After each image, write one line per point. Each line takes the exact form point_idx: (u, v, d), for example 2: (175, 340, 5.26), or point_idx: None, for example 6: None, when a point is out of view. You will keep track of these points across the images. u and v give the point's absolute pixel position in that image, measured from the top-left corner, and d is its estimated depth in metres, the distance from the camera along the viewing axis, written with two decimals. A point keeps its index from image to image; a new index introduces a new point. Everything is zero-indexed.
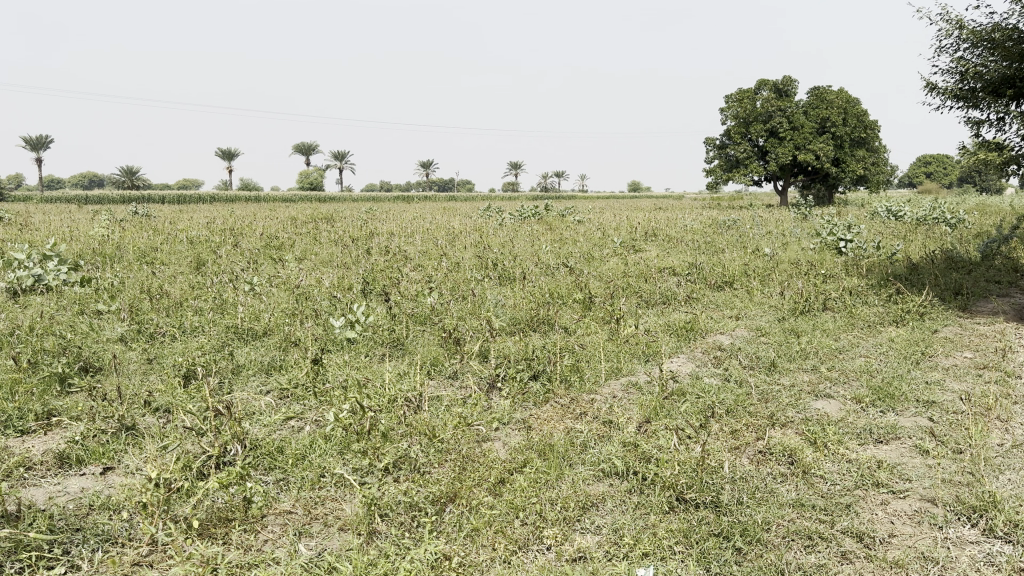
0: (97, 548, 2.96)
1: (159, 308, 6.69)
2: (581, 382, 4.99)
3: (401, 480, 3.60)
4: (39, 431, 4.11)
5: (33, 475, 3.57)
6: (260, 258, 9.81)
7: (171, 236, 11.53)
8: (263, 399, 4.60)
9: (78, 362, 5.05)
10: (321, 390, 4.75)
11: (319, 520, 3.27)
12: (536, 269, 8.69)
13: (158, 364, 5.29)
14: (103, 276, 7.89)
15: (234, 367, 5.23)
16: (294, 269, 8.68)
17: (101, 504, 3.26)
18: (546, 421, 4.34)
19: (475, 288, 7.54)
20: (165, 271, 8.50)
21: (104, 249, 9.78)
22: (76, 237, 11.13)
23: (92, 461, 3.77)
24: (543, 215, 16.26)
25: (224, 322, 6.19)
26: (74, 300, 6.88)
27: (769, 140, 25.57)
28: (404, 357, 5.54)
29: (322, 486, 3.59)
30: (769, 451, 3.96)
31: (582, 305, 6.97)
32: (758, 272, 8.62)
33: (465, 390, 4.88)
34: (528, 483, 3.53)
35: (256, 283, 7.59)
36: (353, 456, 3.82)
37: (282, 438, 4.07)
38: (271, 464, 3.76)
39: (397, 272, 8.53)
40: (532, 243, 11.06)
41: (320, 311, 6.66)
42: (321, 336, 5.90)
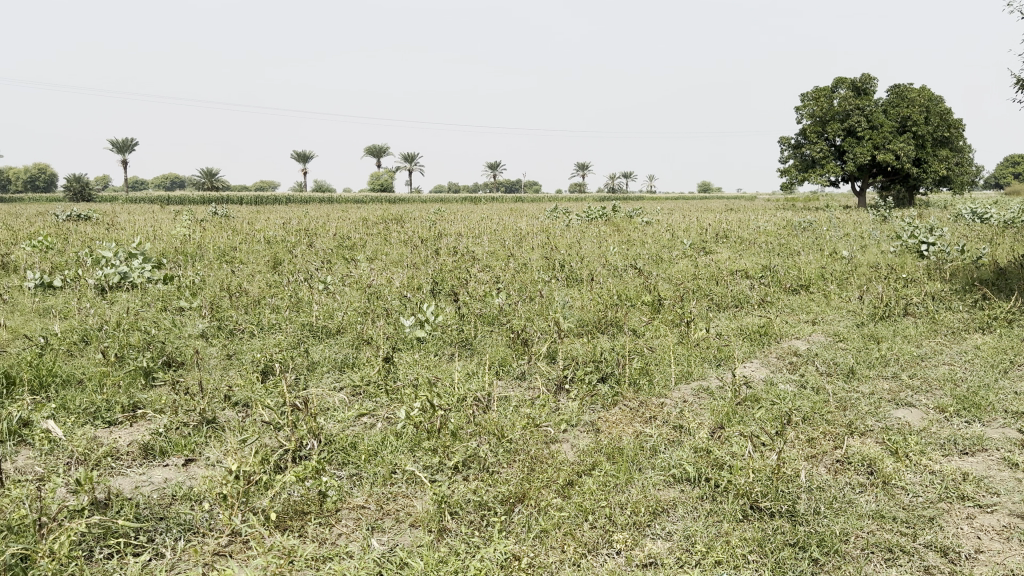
0: (179, 536, 3.06)
1: (237, 305, 6.89)
2: (650, 386, 4.93)
3: (470, 479, 3.61)
4: (126, 422, 4.28)
5: (120, 465, 3.71)
6: (333, 258, 10.01)
7: (248, 236, 11.88)
8: (336, 396, 4.69)
9: (162, 357, 5.24)
10: (392, 388, 4.81)
11: (390, 516, 3.31)
12: (604, 271, 8.63)
13: (237, 359, 5.45)
14: (185, 274, 8.19)
15: (309, 363, 5.35)
16: (365, 269, 8.84)
17: (182, 495, 3.38)
18: (615, 424, 4.30)
19: (542, 289, 7.53)
20: (243, 270, 8.76)
21: (186, 248, 10.12)
22: (159, 237, 11.55)
23: (175, 453, 3.91)
24: (610, 216, 16.16)
25: (299, 321, 6.34)
26: (158, 297, 7.14)
27: (846, 139, 24.86)
28: (473, 357, 5.57)
29: (393, 482, 3.63)
30: (847, 461, 3.83)
31: (651, 307, 6.88)
32: (835, 275, 8.37)
33: (534, 392, 4.88)
34: (597, 487, 3.49)
35: (329, 282, 7.76)
36: (423, 454, 3.86)
37: (356, 434, 4.15)
38: (344, 460, 3.84)
39: (466, 272, 8.59)
40: (600, 244, 11.00)
41: (391, 310, 6.76)
42: (392, 335, 5.99)
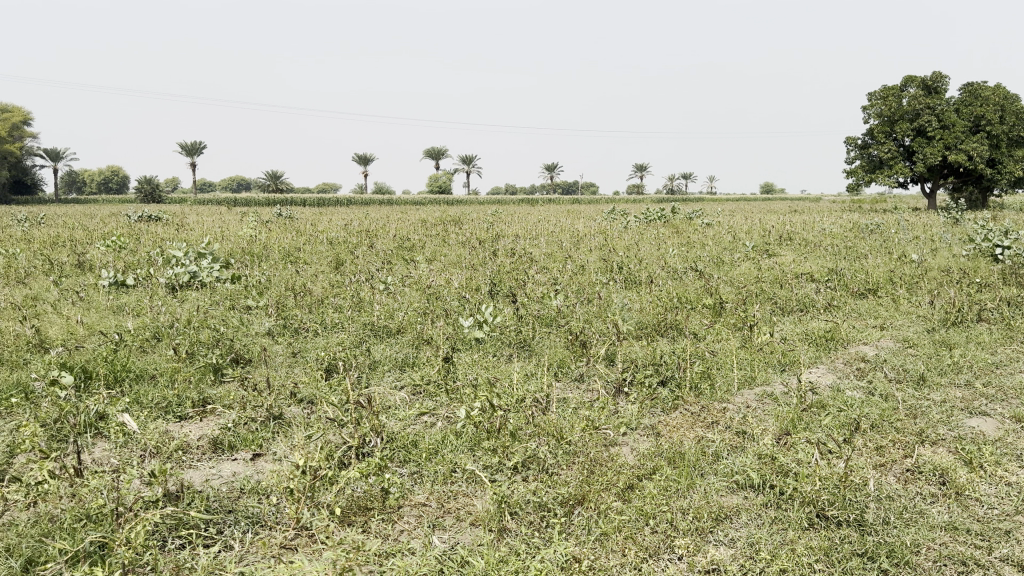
0: (247, 529, 3.14)
1: (301, 304, 7.04)
2: (712, 390, 4.86)
3: (530, 480, 3.61)
4: (196, 417, 4.41)
5: (192, 458, 3.83)
6: (393, 258, 10.14)
7: (312, 237, 12.13)
8: (397, 394, 4.75)
9: (230, 353, 5.38)
10: (452, 388, 4.85)
11: (451, 515, 3.33)
12: (663, 273, 8.55)
13: (302, 356, 5.57)
14: (252, 274, 8.40)
15: (370, 362, 5.43)
16: (425, 270, 8.93)
17: (250, 489, 3.46)
18: (676, 428, 4.25)
19: (601, 291, 7.49)
20: (307, 270, 8.95)
21: (252, 249, 10.38)
22: (226, 237, 11.88)
23: (243, 447, 4.01)
24: (669, 218, 15.99)
25: (361, 320, 6.44)
26: (226, 296, 7.34)
27: (916, 139, 24.13)
28: (532, 358, 5.58)
29: (453, 481, 3.66)
30: (918, 470, 3.72)
31: (713, 311, 6.79)
32: (905, 279, 8.12)
33: (592, 394, 4.86)
34: (657, 491, 3.45)
35: (389, 282, 7.86)
36: (483, 454, 3.88)
37: (416, 433, 4.20)
38: (406, 457, 3.89)
39: (524, 273, 8.61)
40: (659, 246, 10.90)
41: (450, 311, 6.82)
42: (451, 335, 6.04)
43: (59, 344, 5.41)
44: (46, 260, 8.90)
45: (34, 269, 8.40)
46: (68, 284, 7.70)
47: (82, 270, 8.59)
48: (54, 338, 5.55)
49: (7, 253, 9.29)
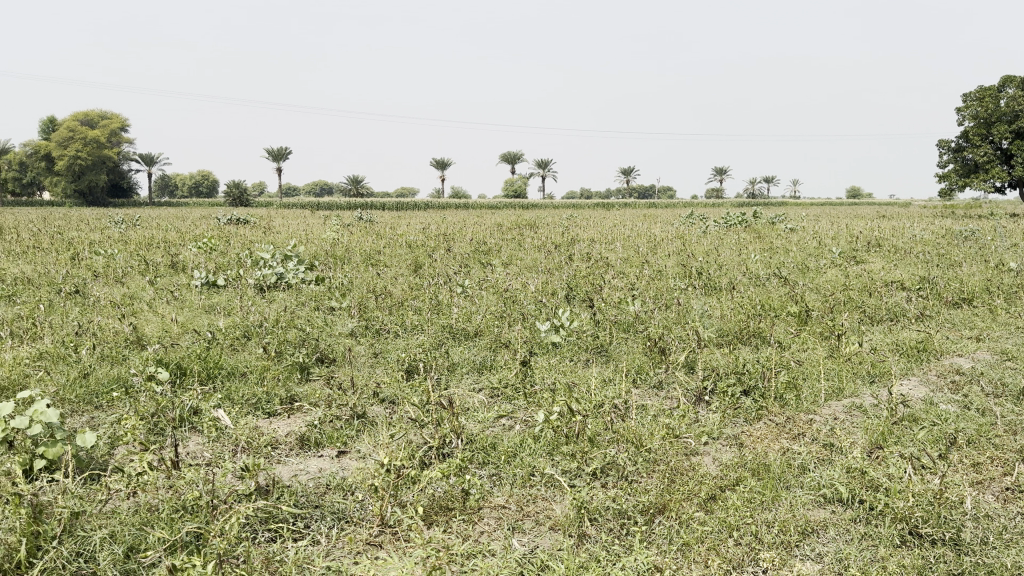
0: (333, 525, 3.22)
1: (382, 306, 7.19)
2: (797, 401, 4.73)
3: (609, 486, 3.59)
4: (284, 414, 4.56)
5: (280, 453, 3.95)
6: (470, 262, 10.25)
7: (392, 240, 12.35)
8: (476, 396, 4.80)
9: (315, 353, 5.55)
10: (530, 392, 4.87)
11: (531, 518, 3.34)
12: (744, 279, 8.37)
13: (383, 357, 5.68)
14: (335, 276, 8.62)
15: (449, 364, 5.50)
16: (502, 274, 8.99)
17: (336, 486, 3.56)
18: (760, 439, 4.15)
19: (680, 297, 7.41)
20: (388, 273, 9.13)
21: (335, 251, 10.67)
22: (310, 240, 12.22)
23: (329, 444, 4.12)
24: (750, 223, 15.65)
25: (440, 322, 6.53)
26: (311, 297, 7.56)
27: (1015, 142, 23.01)
28: (610, 364, 5.55)
29: (532, 484, 3.66)
30: (1019, 490, 3.54)
31: (797, 318, 6.62)
32: (1004, 289, 7.74)
33: (672, 402, 4.80)
34: (741, 502, 3.37)
35: (467, 286, 7.94)
36: (562, 458, 3.88)
37: (495, 435, 4.23)
38: (485, 459, 3.92)
39: (601, 278, 8.57)
40: (739, 252, 10.69)
41: (527, 315, 6.84)
42: (529, 339, 6.07)
43: (156, 341, 5.66)
44: (142, 261, 9.33)
45: (132, 269, 8.81)
46: (164, 284, 8.05)
47: (175, 271, 8.96)
48: (150, 335, 5.81)
49: (108, 253, 9.77)
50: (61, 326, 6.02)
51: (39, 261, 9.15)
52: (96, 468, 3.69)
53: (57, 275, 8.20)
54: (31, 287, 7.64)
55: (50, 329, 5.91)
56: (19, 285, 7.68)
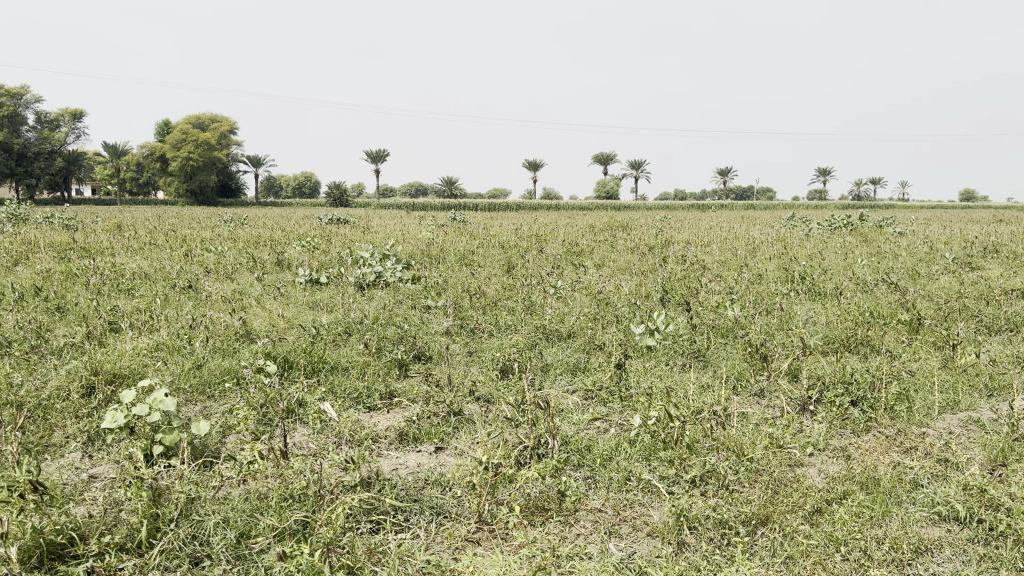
0: (432, 520, 3.28)
1: (475, 306, 7.26)
2: (909, 414, 4.51)
3: (709, 495, 3.51)
4: (383, 409, 4.67)
5: (381, 447, 4.05)
6: (563, 263, 10.24)
7: (485, 241, 12.46)
8: (571, 398, 4.78)
9: (413, 350, 5.68)
10: (626, 395, 4.82)
11: (628, 523, 3.31)
12: (851, 285, 8.04)
13: (477, 356, 5.75)
14: (430, 275, 8.78)
15: (544, 364, 5.51)
16: (595, 275, 8.95)
17: (434, 481, 3.63)
18: (869, 451, 3.99)
19: (781, 302, 7.20)
20: (482, 273, 9.22)
21: (431, 251, 10.86)
22: (406, 240, 12.47)
23: (426, 440, 4.21)
24: (855, 226, 15.01)
25: (534, 323, 6.55)
26: (408, 295, 7.72)
27: None
28: (708, 369, 5.44)
29: (629, 489, 3.63)
30: None
31: (909, 327, 6.31)
32: None
33: (775, 410, 4.67)
34: (849, 516, 3.24)
35: (560, 287, 7.93)
36: (659, 464, 3.82)
37: (591, 437, 4.21)
38: (580, 461, 3.90)
39: (698, 281, 8.41)
40: (844, 256, 10.29)
41: (622, 317, 6.78)
42: (623, 341, 6.01)
43: (263, 335, 5.89)
44: (250, 257, 9.72)
45: (240, 266, 9.20)
46: (270, 281, 8.36)
47: (280, 268, 9.31)
48: (258, 329, 6.06)
49: (218, 249, 10.22)
50: (176, 319, 6.34)
51: (156, 257, 9.67)
52: (210, 455, 3.87)
53: (172, 270, 8.65)
54: (148, 281, 8.07)
55: (166, 322, 6.24)
56: (139, 279, 8.15)
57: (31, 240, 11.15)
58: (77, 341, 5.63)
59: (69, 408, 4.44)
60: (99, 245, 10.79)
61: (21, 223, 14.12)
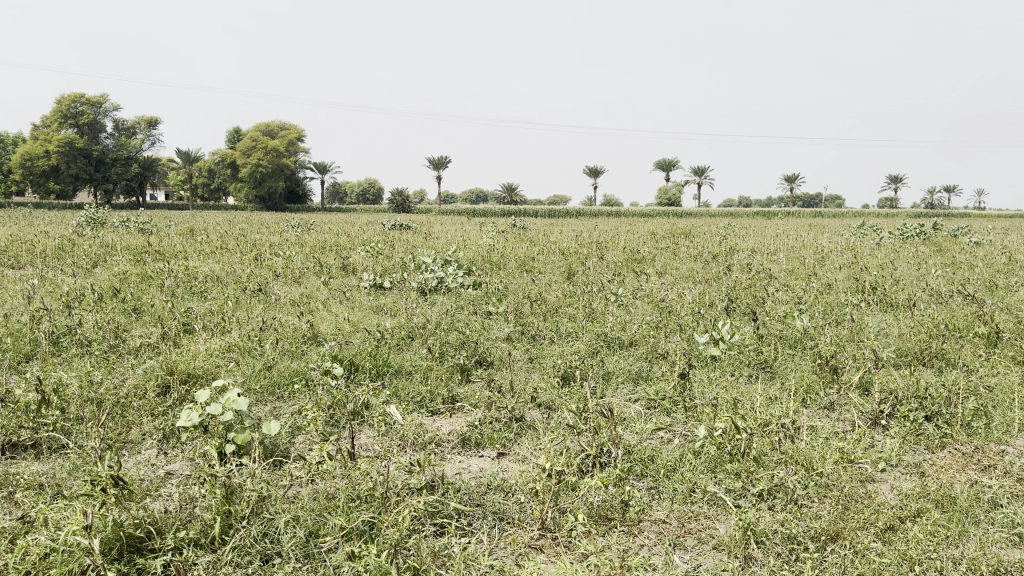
0: (494, 525, 3.31)
1: (537, 313, 7.28)
2: (988, 430, 4.35)
3: (777, 510, 3.44)
4: (446, 413, 4.73)
5: (444, 451, 4.10)
6: (624, 270, 10.19)
7: (546, 247, 12.48)
8: (634, 407, 4.76)
9: (474, 356, 5.73)
10: (690, 405, 4.77)
11: (693, 535, 3.27)
12: (924, 297, 7.81)
13: (539, 363, 5.76)
14: (491, 281, 8.84)
15: (605, 372, 5.50)
16: (657, 283, 8.89)
17: (496, 486, 3.66)
18: (945, 469, 3.87)
19: (851, 313, 7.02)
20: (542, 279, 9.24)
21: (492, 257, 10.94)
22: (467, 246, 12.58)
23: (489, 445, 4.24)
24: (928, 235, 14.54)
25: (595, 330, 6.53)
26: (470, 301, 7.78)
27: None
28: (775, 381, 5.34)
29: (693, 501, 3.59)
30: None
31: (986, 340, 6.09)
32: None
33: (845, 424, 4.56)
34: (924, 535, 3.14)
35: (622, 295, 7.89)
36: (725, 476, 3.77)
37: (654, 447, 4.18)
38: (644, 471, 3.87)
39: (763, 290, 8.28)
40: (917, 266, 9.98)
41: (685, 326, 6.71)
42: (687, 351, 5.95)
43: (330, 338, 6.02)
44: (316, 262, 9.94)
45: (306, 270, 9.41)
46: (335, 285, 8.54)
47: (346, 272, 9.50)
48: (325, 332, 6.20)
49: (286, 253, 10.49)
50: (247, 321, 6.52)
51: (227, 260, 9.97)
52: (280, 454, 3.98)
53: (243, 274, 8.91)
54: (220, 284, 8.33)
55: (237, 323, 6.43)
56: (211, 281, 8.41)
57: (110, 243, 11.62)
58: (153, 341, 5.84)
59: (145, 407, 4.60)
60: (173, 249, 11.18)
61: (100, 226, 14.69)
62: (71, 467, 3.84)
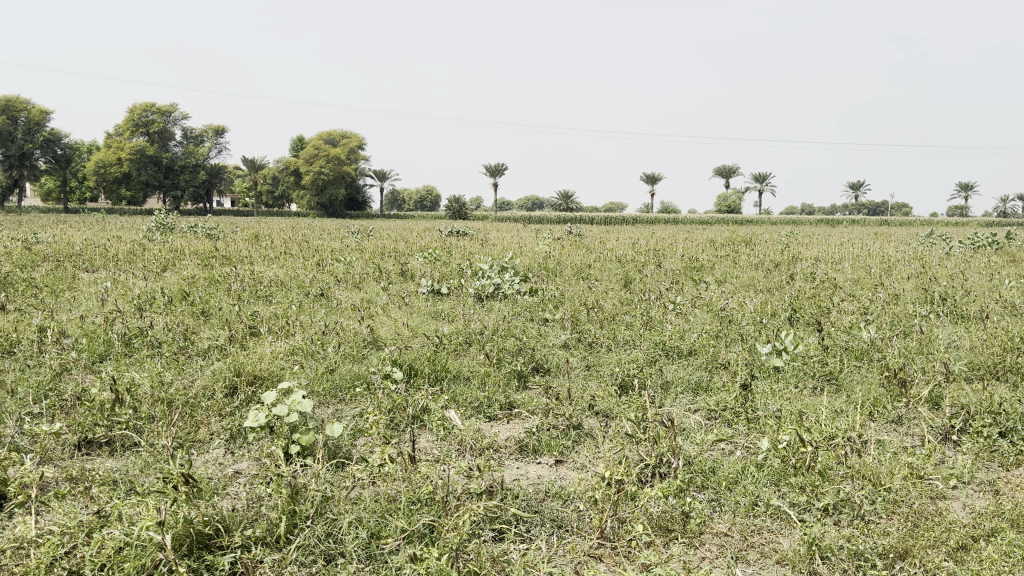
0: (553, 532, 3.32)
1: (594, 320, 7.26)
2: None
3: (843, 525, 3.37)
4: (504, 419, 4.76)
5: (503, 457, 4.12)
6: (682, 278, 10.10)
7: (603, 255, 12.45)
8: (694, 418, 4.71)
9: (532, 362, 5.76)
10: (752, 417, 4.69)
11: (755, 549, 3.23)
12: (998, 308, 7.54)
13: (596, 371, 5.75)
14: (548, 288, 8.85)
15: (664, 382, 5.46)
16: (716, 291, 8.79)
17: (554, 493, 3.67)
18: (1021, 488, 3.73)
19: (920, 324, 6.83)
20: (599, 286, 9.22)
21: (549, 264, 10.96)
22: (524, 252, 12.63)
23: (546, 452, 4.25)
24: (1002, 244, 14.03)
25: (653, 338, 6.49)
26: (527, 307, 7.81)
27: None
28: (840, 394, 5.22)
29: (756, 514, 3.53)
30: None
31: None
32: None
33: (914, 440, 4.44)
34: (999, 555, 3.04)
35: (681, 303, 7.83)
36: (789, 490, 3.70)
37: (715, 458, 4.14)
38: (704, 483, 3.83)
39: (827, 300, 8.11)
40: (989, 277, 9.64)
41: (746, 335, 6.61)
42: (748, 361, 5.86)
43: (390, 343, 6.12)
44: (376, 268, 10.11)
45: (367, 276, 9.56)
46: (394, 290, 8.67)
47: (404, 278, 9.64)
48: (385, 337, 6.30)
49: (347, 259, 10.69)
50: (309, 325, 6.66)
51: (290, 265, 10.20)
52: (343, 456, 4.06)
53: (305, 278, 9.11)
54: (283, 288, 8.54)
55: (300, 327, 6.58)
56: (275, 286, 8.61)
57: (178, 247, 12.02)
58: (221, 344, 6.01)
59: (213, 407, 4.74)
60: (239, 254, 11.49)
61: (168, 231, 15.17)
62: (143, 464, 3.97)
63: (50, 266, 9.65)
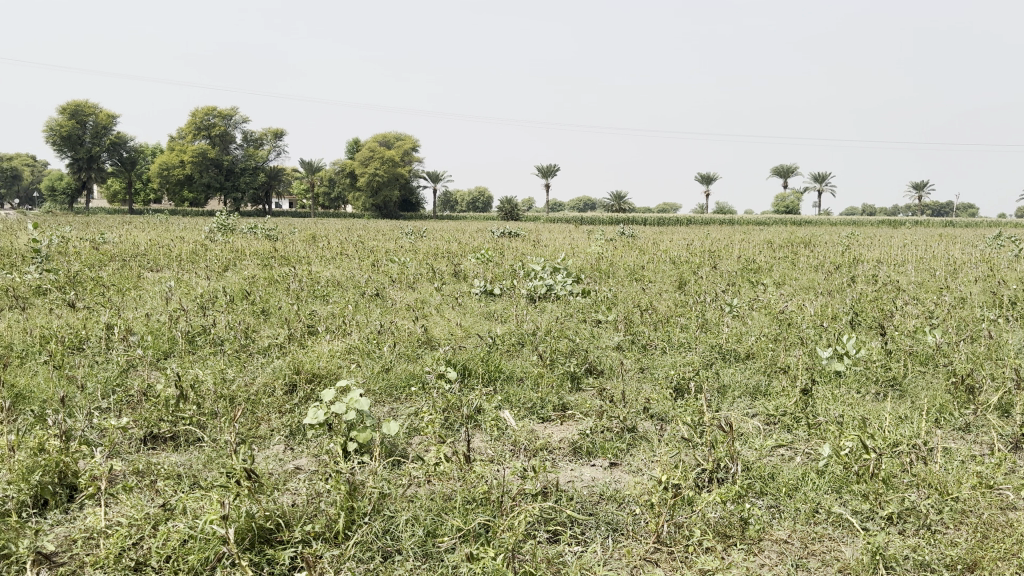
0: (608, 535, 3.31)
1: (648, 322, 7.21)
2: None
3: (908, 535, 3.29)
4: (558, 420, 4.75)
5: (557, 459, 4.12)
6: (738, 280, 9.96)
7: (656, 256, 12.35)
8: (752, 422, 4.63)
9: (585, 364, 5.74)
10: (813, 422, 4.60)
11: (816, 557, 3.17)
12: None
13: (651, 373, 5.71)
14: (601, 289, 8.82)
15: (720, 385, 5.39)
16: (773, 294, 8.65)
17: (609, 496, 3.66)
18: None
19: (988, 329, 6.61)
20: (653, 288, 9.15)
21: (602, 265, 10.92)
22: (576, 254, 12.60)
23: (601, 454, 4.23)
24: None
25: (709, 341, 6.41)
26: (580, 309, 7.80)
27: None
28: (905, 399, 5.09)
29: (817, 521, 3.47)
30: None
31: None
32: None
33: (983, 449, 4.30)
34: None
35: (737, 306, 7.72)
36: (851, 497, 3.62)
37: (774, 464, 4.07)
38: (763, 488, 3.77)
39: (890, 303, 7.91)
40: None
41: (806, 339, 6.49)
42: (808, 365, 5.75)
43: (444, 343, 6.17)
44: (430, 268, 10.20)
45: (421, 276, 9.65)
46: (448, 291, 8.74)
47: (458, 278, 9.70)
48: (439, 337, 6.35)
49: (402, 260, 10.80)
50: (366, 324, 6.76)
51: (346, 266, 10.35)
52: (399, 454, 4.11)
53: (361, 279, 9.24)
54: (340, 288, 8.68)
55: (357, 326, 6.68)
56: (332, 286, 8.75)
57: (238, 248, 12.31)
58: (281, 342, 6.14)
59: (273, 404, 4.84)
60: (296, 254, 11.72)
61: (229, 232, 15.54)
62: (206, 459, 4.08)
63: (117, 266, 9.96)
